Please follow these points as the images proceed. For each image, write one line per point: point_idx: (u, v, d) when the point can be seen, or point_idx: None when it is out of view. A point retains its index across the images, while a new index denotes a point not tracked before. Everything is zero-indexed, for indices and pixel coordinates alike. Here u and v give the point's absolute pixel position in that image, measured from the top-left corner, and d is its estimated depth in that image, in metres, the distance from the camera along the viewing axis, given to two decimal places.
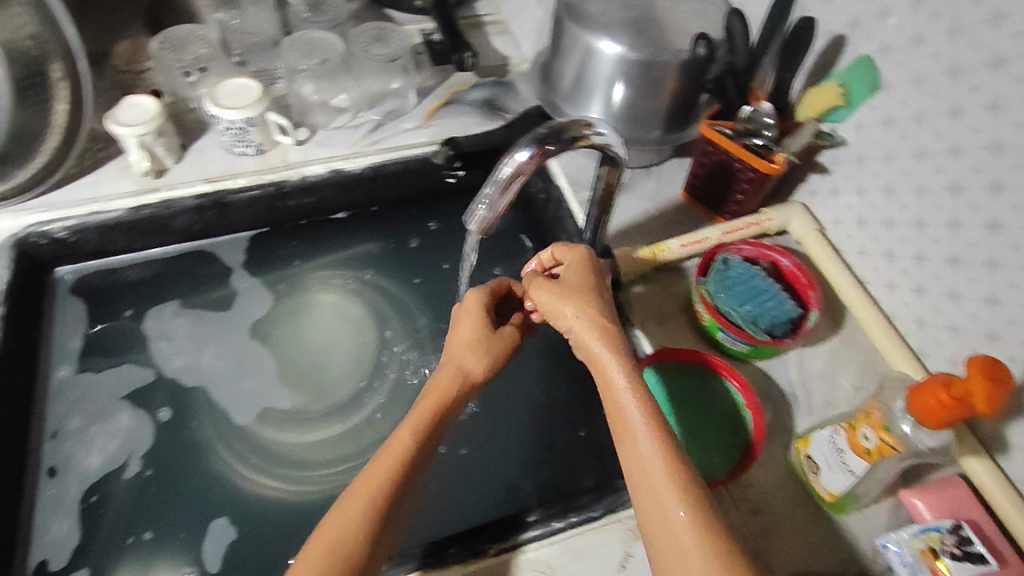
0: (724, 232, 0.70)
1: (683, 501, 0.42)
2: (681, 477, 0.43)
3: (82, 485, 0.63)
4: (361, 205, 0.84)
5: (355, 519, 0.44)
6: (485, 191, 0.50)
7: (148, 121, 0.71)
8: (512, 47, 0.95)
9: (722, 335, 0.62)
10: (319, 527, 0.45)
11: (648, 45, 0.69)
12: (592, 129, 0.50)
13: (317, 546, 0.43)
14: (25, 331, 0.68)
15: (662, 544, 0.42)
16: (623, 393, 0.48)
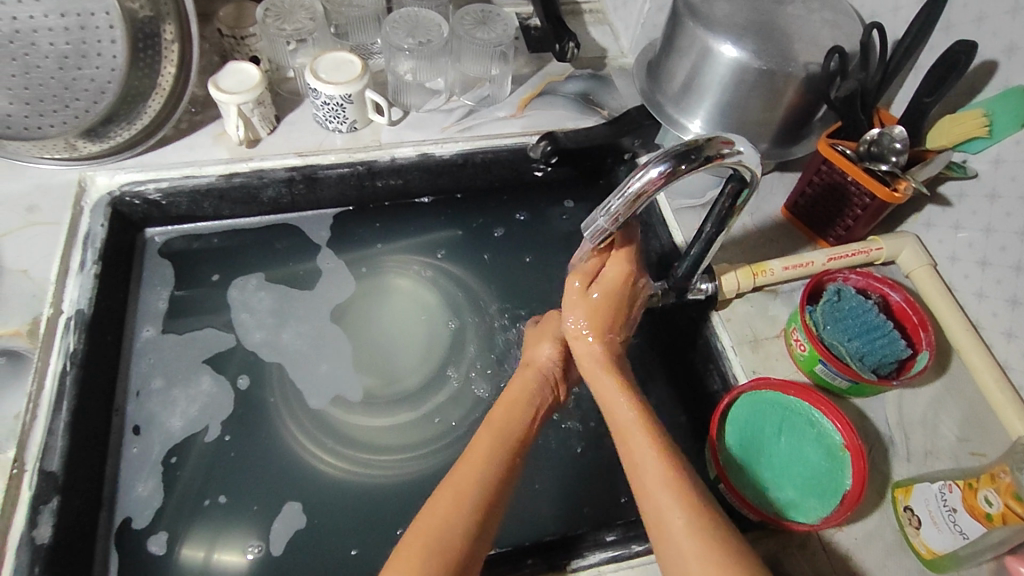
0: (829, 257, 0.66)
1: (686, 514, 0.45)
2: (682, 485, 0.47)
3: (161, 447, 0.64)
4: (446, 191, 0.83)
5: (455, 505, 0.47)
6: (610, 203, 0.49)
7: (249, 90, 0.71)
8: (611, 39, 0.92)
9: (821, 367, 0.60)
10: (422, 516, 0.47)
11: (773, 54, 0.65)
12: (730, 148, 0.47)
13: (421, 529, 0.46)
14: (116, 288, 0.69)
15: (663, 544, 0.45)
16: (630, 417, 0.53)
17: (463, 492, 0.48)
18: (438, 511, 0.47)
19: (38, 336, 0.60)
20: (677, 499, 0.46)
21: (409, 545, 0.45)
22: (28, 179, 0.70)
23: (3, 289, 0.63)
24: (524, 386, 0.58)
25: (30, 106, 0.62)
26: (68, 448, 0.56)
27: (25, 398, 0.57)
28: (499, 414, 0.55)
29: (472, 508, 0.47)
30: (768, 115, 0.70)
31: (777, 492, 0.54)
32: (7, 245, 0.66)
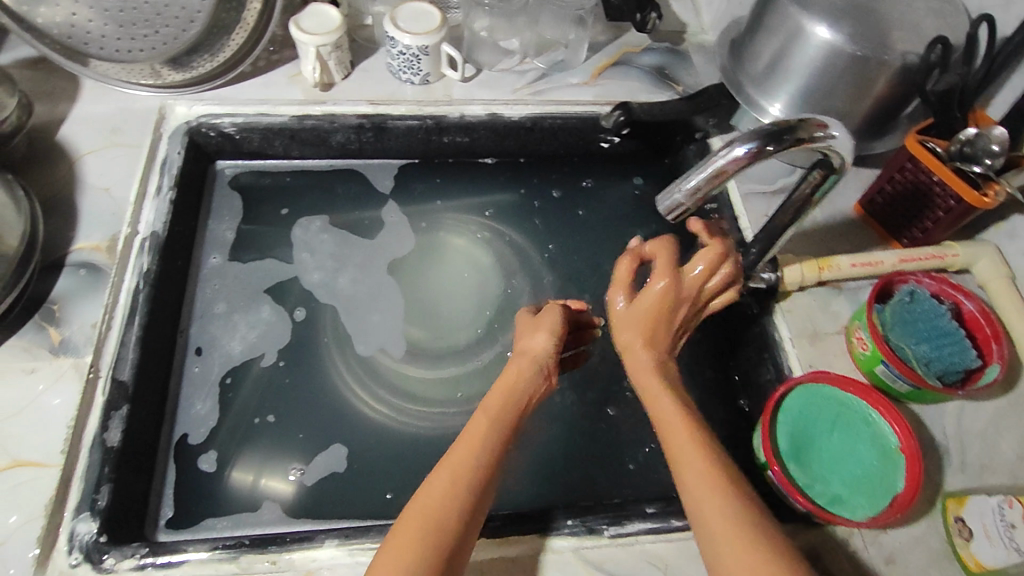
0: (900, 258, 0.64)
1: (732, 505, 0.42)
2: (730, 485, 0.43)
3: (220, 371, 0.66)
4: (510, 153, 0.82)
5: (444, 494, 0.44)
6: (689, 179, 0.47)
7: (329, 33, 0.71)
8: (692, 13, 0.89)
9: (882, 368, 0.59)
10: (413, 503, 0.44)
11: (871, 41, 0.62)
12: (823, 131, 0.45)
13: (410, 524, 0.42)
14: (187, 215, 0.71)
15: (715, 539, 0.41)
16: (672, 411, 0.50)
17: (459, 477, 0.45)
18: (434, 493, 0.44)
19: (116, 253, 0.63)
20: (726, 498, 0.42)
21: (401, 535, 0.42)
22: (112, 102, 0.72)
23: (85, 205, 0.65)
24: (520, 374, 0.53)
25: (123, 29, 0.64)
26: (138, 360, 0.58)
27: (101, 309, 0.59)
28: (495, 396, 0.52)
29: (460, 499, 0.44)
30: (854, 105, 0.68)
31: (825, 486, 0.54)
32: (90, 162, 0.68)
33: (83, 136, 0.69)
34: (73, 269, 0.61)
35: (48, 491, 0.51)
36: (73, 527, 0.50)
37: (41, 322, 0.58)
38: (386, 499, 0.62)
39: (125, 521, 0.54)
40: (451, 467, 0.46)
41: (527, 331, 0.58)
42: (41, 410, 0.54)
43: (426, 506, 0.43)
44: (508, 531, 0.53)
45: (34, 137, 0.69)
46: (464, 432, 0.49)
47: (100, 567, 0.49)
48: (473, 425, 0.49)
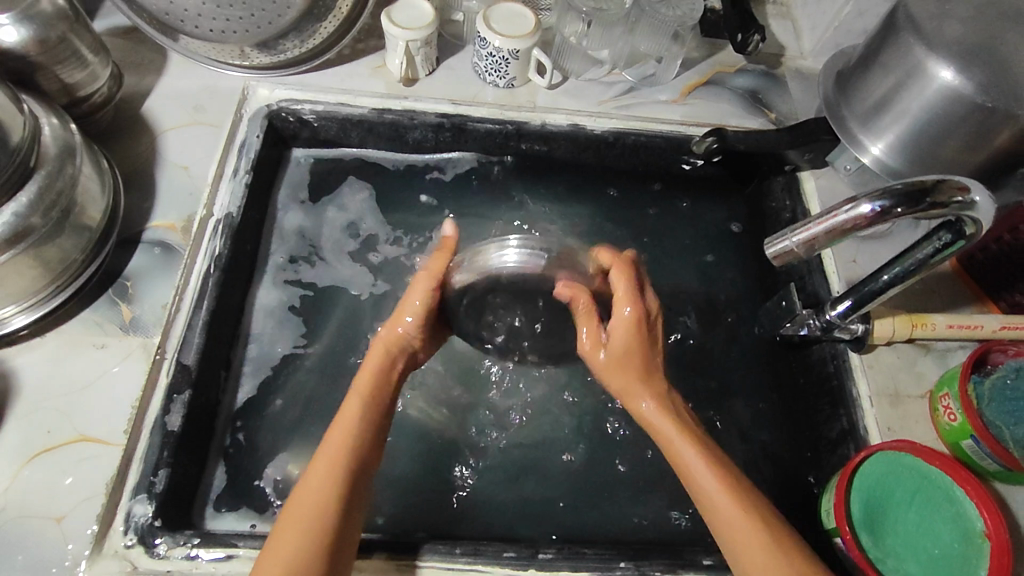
0: (1002, 324, 0.60)
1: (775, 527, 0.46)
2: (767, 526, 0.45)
3: (274, 360, 0.65)
4: (585, 166, 0.78)
5: (321, 497, 0.45)
6: (805, 227, 0.44)
7: (420, 28, 0.69)
8: (793, 36, 0.84)
9: (969, 443, 0.55)
10: (289, 505, 0.45)
11: (1003, 91, 0.57)
12: (964, 196, 0.42)
13: (294, 519, 0.44)
14: (261, 199, 0.70)
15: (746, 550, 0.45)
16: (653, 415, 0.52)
17: (332, 474, 0.46)
18: (308, 497, 0.45)
19: (190, 234, 0.63)
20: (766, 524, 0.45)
21: (285, 532, 0.43)
22: (198, 79, 0.72)
23: (164, 182, 0.65)
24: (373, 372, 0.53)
25: (220, 9, 0.63)
26: (203, 345, 0.58)
27: (171, 290, 0.60)
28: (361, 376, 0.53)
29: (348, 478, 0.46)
30: (966, 157, 0.62)
31: (897, 562, 0.51)
32: (171, 138, 0.68)
33: (166, 111, 0.70)
34: (148, 247, 0.62)
35: (110, 469, 0.51)
36: (130, 508, 0.50)
37: (113, 297, 0.59)
38: (426, 509, 0.58)
39: (177, 505, 0.53)
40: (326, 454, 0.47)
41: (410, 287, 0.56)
42: (108, 385, 0.55)
43: (309, 498, 0.45)
44: (560, 566, 0.52)
45: (121, 108, 0.69)
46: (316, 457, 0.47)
47: (153, 552, 0.49)
48: (346, 410, 0.50)
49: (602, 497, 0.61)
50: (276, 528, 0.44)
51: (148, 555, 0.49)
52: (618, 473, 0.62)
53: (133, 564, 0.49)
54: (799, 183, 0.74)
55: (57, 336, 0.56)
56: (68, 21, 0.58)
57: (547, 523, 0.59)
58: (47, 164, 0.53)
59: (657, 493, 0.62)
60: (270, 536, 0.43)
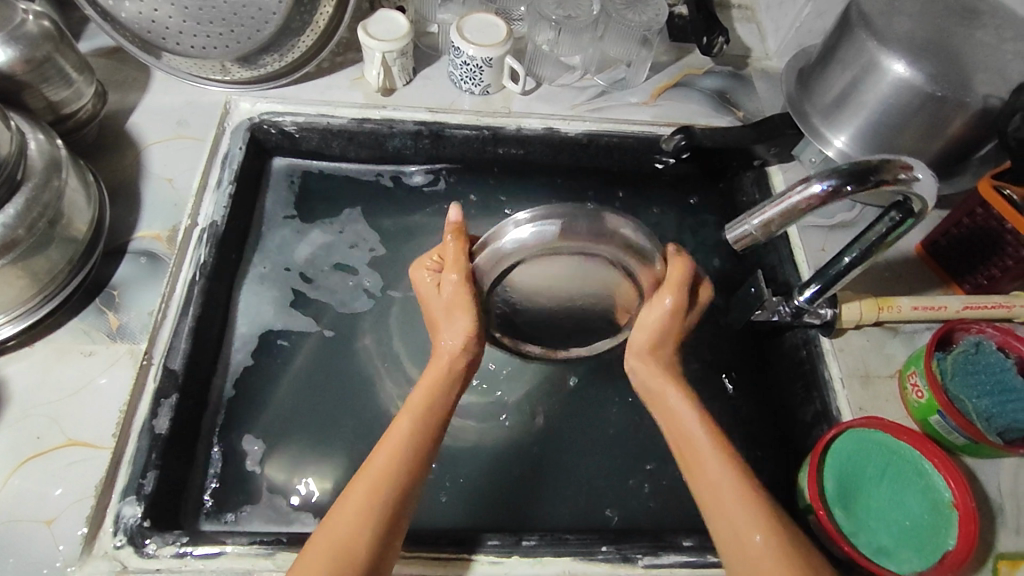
0: (964, 304, 0.62)
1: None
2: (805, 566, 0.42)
3: (262, 364, 0.67)
4: (561, 168, 0.81)
5: (368, 525, 0.43)
6: (761, 210, 0.46)
7: (396, 39, 0.72)
8: (758, 38, 0.87)
9: (937, 419, 0.57)
10: (325, 525, 0.43)
11: (952, 81, 0.59)
12: (907, 173, 0.44)
13: (341, 542, 0.42)
14: (244, 210, 0.72)
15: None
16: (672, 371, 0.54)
17: (380, 493, 0.45)
18: (349, 520, 0.43)
19: (175, 243, 0.65)
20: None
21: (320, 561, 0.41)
22: (181, 95, 0.74)
23: (150, 195, 0.67)
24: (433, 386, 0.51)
25: (199, 25, 0.66)
26: (189, 350, 0.59)
27: (157, 297, 0.61)
28: (417, 400, 0.50)
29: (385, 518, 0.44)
30: (924, 145, 0.65)
31: (869, 535, 0.53)
32: (156, 152, 0.70)
33: (151, 126, 0.72)
34: (134, 257, 0.63)
35: (98, 472, 0.52)
36: (119, 509, 0.51)
37: (100, 306, 0.60)
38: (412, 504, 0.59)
39: (166, 506, 0.54)
40: (368, 481, 0.45)
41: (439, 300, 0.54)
42: (96, 391, 0.56)
43: (342, 533, 0.43)
44: (543, 552, 0.53)
45: (105, 124, 0.71)
46: (363, 470, 0.46)
47: (143, 551, 0.50)
48: (393, 433, 0.48)
49: (585, 485, 0.63)
50: (303, 555, 0.42)
51: (137, 554, 0.50)
52: (601, 463, 0.64)
53: (123, 564, 0.49)
54: (768, 178, 0.77)
55: (44, 346, 0.57)
56: (53, 41, 0.60)
57: (531, 512, 0.60)
58: (33, 177, 0.54)
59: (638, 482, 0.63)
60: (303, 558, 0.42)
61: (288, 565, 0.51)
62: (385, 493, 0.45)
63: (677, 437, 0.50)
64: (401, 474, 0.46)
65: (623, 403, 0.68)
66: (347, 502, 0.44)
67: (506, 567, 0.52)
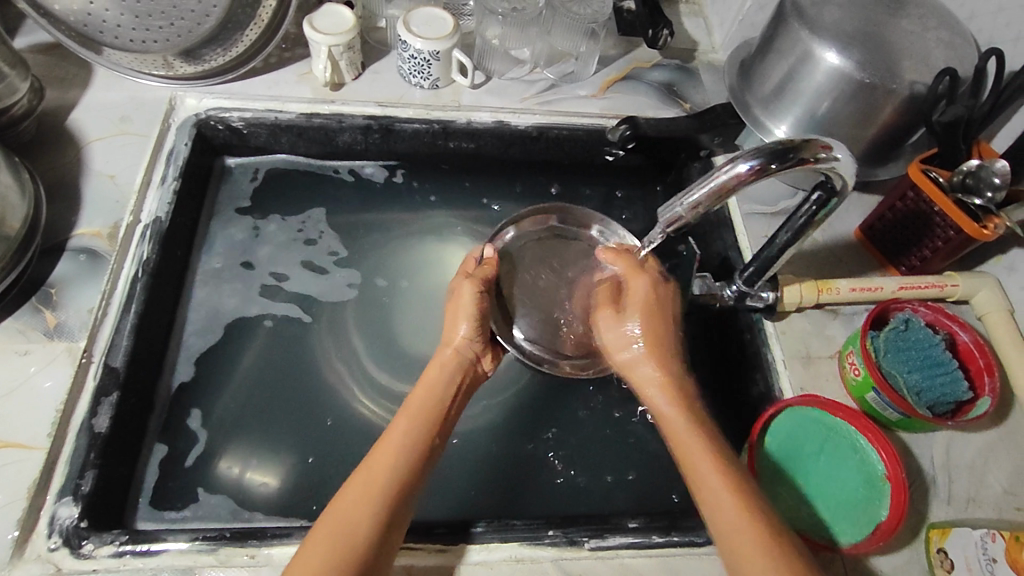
0: (900, 285, 0.64)
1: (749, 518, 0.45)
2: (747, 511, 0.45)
3: (212, 362, 0.66)
4: (513, 161, 0.81)
5: (370, 495, 0.47)
6: (690, 193, 0.47)
7: (341, 33, 0.72)
8: (704, 32, 0.89)
9: (873, 396, 0.58)
10: (333, 505, 0.47)
11: (880, 68, 0.61)
12: (826, 152, 0.46)
13: (338, 516, 0.46)
14: (190, 207, 0.71)
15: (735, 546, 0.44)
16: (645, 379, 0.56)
17: (376, 475, 0.48)
18: (353, 495, 0.47)
19: (117, 240, 0.64)
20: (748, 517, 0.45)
21: (321, 531, 0.45)
22: (124, 91, 0.73)
23: (91, 192, 0.66)
24: (440, 370, 0.57)
25: (138, 19, 0.65)
26: (131, 347, 0.59)
27: (97, 294, 0.60)
28: (416, 398, 0.54)
29: (387, 496, 0.47)
30: (859, 132, 0.67)
31: (810, 509, 0.54)
32: (97, 149, 0.69)
33: (91, 123, 0.70)
34: (74, 254, 0.62)
35: (32, 473, 0.51)
36: (55, 510, 0.50)
37: (36, 304, 0.59)
38: None
39: (105, 506, 0.53)
40: (371, 468, 0.49)
41: (453, 313, 0.60)
42: (31, 390, 0.55)
43: (346, 517, 0.46)
44: (490, 538, 0.53)
45: (44, 122, 0.69)
46: (379, 444, 0.51)
47: (79, 552, 0.49)
48: (399, 421, 0.52)
49: (536, 472, 0.63)
50: (312, 532, 0.45)
51: (73, 555, 0.49)
52: (553, 448, 0.65)
53: (58, 565, 0.48)
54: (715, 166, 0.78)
55: None
56: None
57: (481, 499, 0.61)
58: None
59: (589, 468, 0.64)
60: (313, 531, 0.45)
61: (231, 560, 0.50)
62: (395, 465, 0.49)
63: (670, 437, 0.52)
64: (407, 451, 0.50)
65: (576, 391, 0.68)
66: (352, 484, 0.48)
67: (451, 555, 0.52)
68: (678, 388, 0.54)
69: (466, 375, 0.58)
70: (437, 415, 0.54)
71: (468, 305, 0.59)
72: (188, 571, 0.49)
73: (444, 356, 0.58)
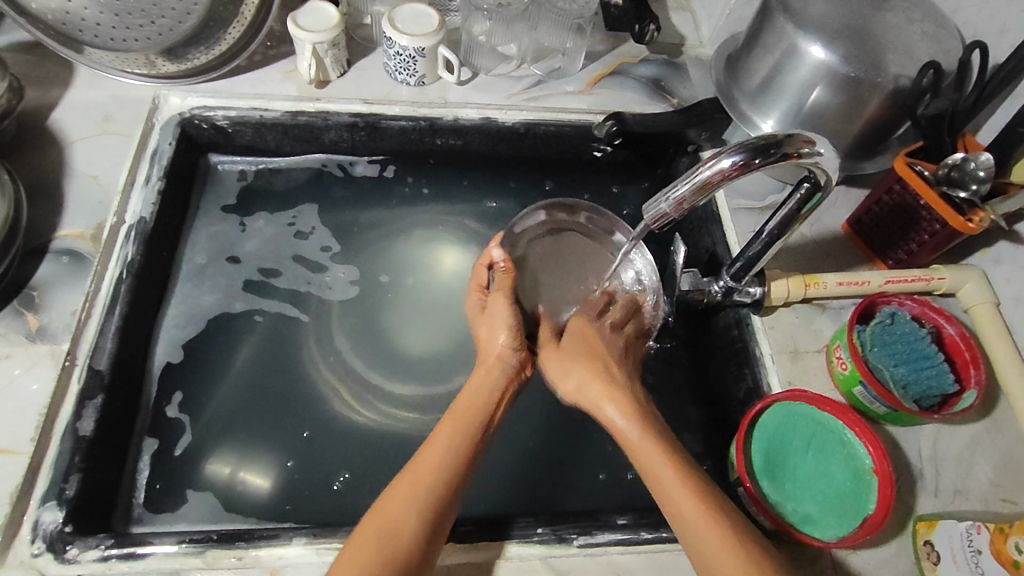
0: (886, 279, 0.64)
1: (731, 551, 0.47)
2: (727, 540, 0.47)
3: (198, 363, 0.66)
4: (501, 158, 0.81)
5: (412, 500, 0.48)
6: (675, 189, 0.47)
7: (326, 30, 0.71)
8: (692, 26, 0.89)
9: (860, 389, 0.58)
10: (377, 507, 0.49)
11: (865, 61, 0.61)
12: (809, 147, 0.46)
13: (381, 518, 0.47)
14: (175, 207, 0.70)
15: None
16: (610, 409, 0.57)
17: (420, 480, 0.50)
18: (397, 498, 0.49)
19: (100, 241, 0.63)
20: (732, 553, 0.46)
21: (365, 534, 0.47)
22: (106, 90, 0.72)
23: (72, 193, 0.65)
24: (485, 377, 0.59)
25: (118, 18, 0.64)
26: (115, 350, 0.58)
27: (79, 296, 0.60)
28: (462, 401, 0.57)
29: (434, 496, 0.49)
30: (845, 126, 0.67)
31: (797, 503, 0.54)
32: (79, 149, 0.68)
33: (73, 122, 0.70)
34: (56, 256, 0.62)
35: (15, 478, 0.51)
36: (39, 515, 0.50)
37: (18, 307, 0.58)
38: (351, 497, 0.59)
39: (90, 510, 0.53)
40: (415, 472, 0.50)
41: (489, 315, 0.61)
42: (13, 394, 0.54)
43: (391, 519, 0.47)
44: (479, 536, 0.52)
45: (24, 122, 0.69)
46: (424, 448, 0.53)
47: (63, 556, 0.49)
48: (442, 428, 0.54)
49: (526, 471, 0.63)
50: (358, 530, 0.47)
51: (58, 560, 0.49)
52: (542, 445, 0.65)
53: (42, 570, 0.48)
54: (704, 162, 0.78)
55: None
56: None
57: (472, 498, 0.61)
58: None
59: (579, 465, 0.64)
60: (357, 533, 0.47)
61: (218, 562, 0.50)
62: (439, 469, 0.51)
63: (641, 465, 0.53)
64: (451, 457, 0.52)
65: None
66: (398, 488, 0.49)
67: (441, 554, 0.51)
68: (637, 410, 0.56)
69: (512, 379, 0.60)
70: (478, 421, 0.55)
71: (503, 316, 0.60)
72: (174, 574, 0.49)
73: (491, 360, 0.60)
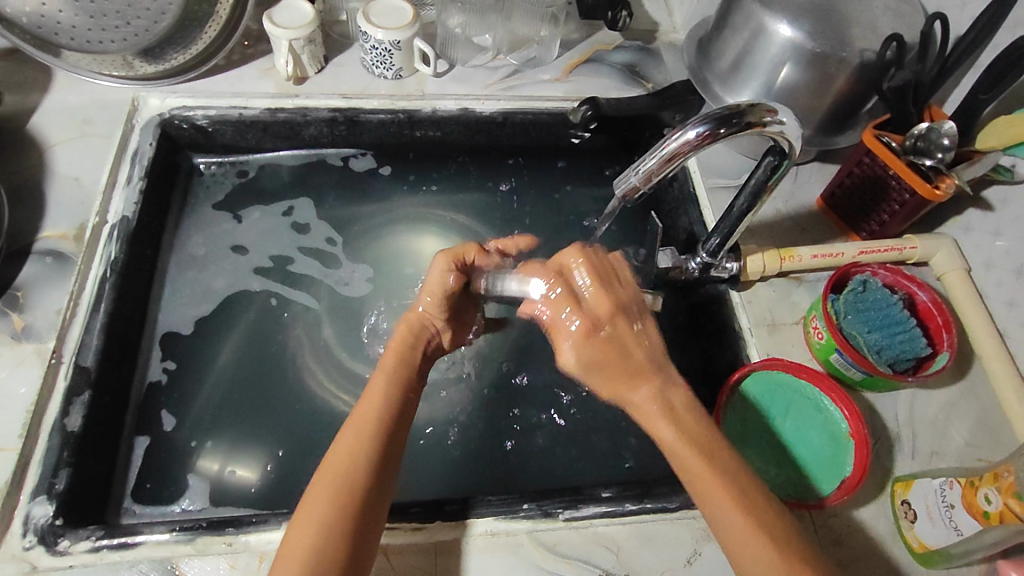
0: (860, 250, 0.65)
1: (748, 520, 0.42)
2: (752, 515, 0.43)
3: (186, 358, 0.67)
4: (480, 147, 0.82)
5: (344, 482, 0.46)
6: (643, 163, 0.49)
7: (302, 26, 0.72)
8: (665, 12, 0.90)
9: (836, 357, 0.59)
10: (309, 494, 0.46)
11: (829, 37, 0.62)
12: (773, 117, 0.47)
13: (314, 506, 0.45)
14: (158, 207, 0.71)
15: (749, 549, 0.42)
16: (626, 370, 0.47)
17: (348, 457, 0.47)
18: (327, 479, 0.46)
19: (83, 241, 0.64)
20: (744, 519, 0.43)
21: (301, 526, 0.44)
22: (85, 94, 0.73)
23: (54, 194, 0.66)
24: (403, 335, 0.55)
25: (93, 20, 0.66)
26: (102, 347, 0.59)
27: (64, 295, 0.60)
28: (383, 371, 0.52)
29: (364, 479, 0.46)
30: (815, 102, 0.68)
31: (777, 470, 0.55)
32: (60, 152, 0.69)
33: (54, 126, 0.70)
34: (40, 257, 0.62)
35: (5, 474, 0.51)
36: (29, 510, 0.50)
37: (5, 308, 0.59)
38: None
39: (80, 503, 0.54)
40: (341, 451, 0.47)
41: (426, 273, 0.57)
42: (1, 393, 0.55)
43: (324, 502, 0.45)
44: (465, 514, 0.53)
45: (5, 127, 0.69)
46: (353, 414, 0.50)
47: (54, 549, 0.49)
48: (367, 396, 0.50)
49: (511, 450, 0.64)
50: (295, 522, 0.45)
51: (49, 553, 0.49)
52: (529, 425, 0.66)
53: (34, 563, 0.49)
54: None
55: None
56: None
57: (458, 482, 0.61)
58: None
59: (564, 444, 0.65)
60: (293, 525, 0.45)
61: (209, 548, 0.50)
62: (367, 438, 0.48)
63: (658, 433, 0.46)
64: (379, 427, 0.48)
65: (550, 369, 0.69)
66: (325, 468, 0.47)
67: (428, 533, 0.52)
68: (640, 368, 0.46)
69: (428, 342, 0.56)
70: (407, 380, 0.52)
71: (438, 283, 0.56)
72: (165, 562, 0.50)
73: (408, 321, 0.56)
